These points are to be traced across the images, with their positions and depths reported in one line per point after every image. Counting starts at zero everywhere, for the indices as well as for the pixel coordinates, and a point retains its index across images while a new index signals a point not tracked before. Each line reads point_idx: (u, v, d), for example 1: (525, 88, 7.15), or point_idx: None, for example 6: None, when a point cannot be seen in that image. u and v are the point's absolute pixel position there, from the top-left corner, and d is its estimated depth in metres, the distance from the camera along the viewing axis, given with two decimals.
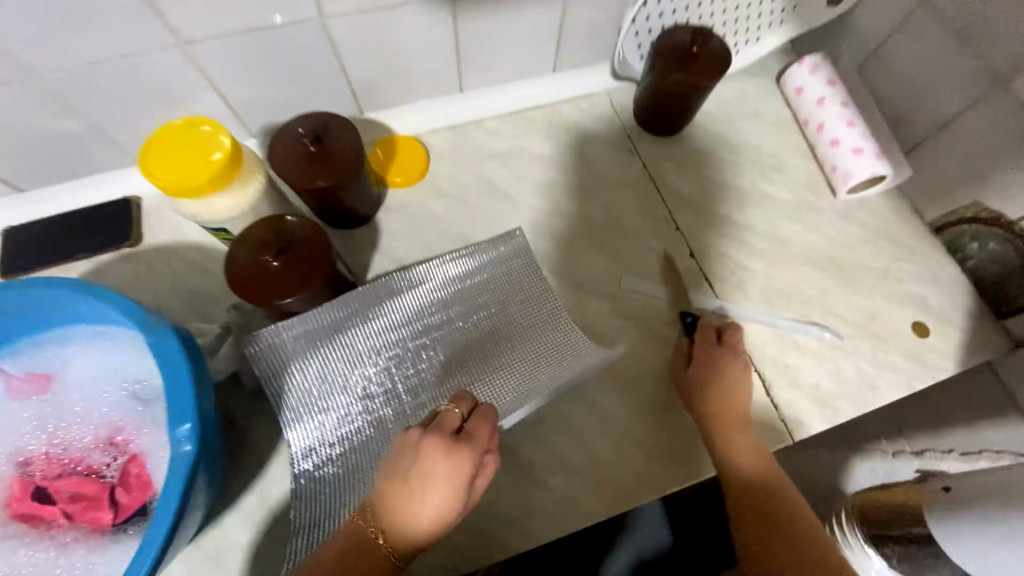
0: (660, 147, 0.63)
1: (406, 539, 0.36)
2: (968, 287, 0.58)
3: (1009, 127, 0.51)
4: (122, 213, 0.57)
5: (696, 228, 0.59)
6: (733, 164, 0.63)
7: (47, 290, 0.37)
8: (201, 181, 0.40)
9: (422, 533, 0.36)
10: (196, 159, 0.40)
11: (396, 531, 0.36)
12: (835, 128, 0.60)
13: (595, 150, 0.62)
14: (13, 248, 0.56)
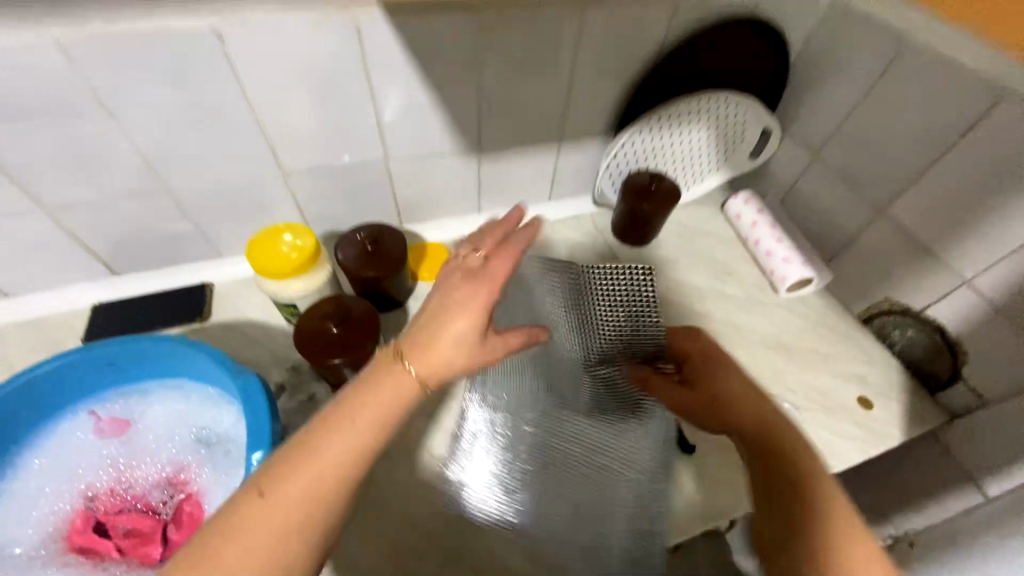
0: (635, 254, 0.79)
1: (429, 362, 0.36)
2: (898, 367, 0.72)
3: (895, 241, 0.68)
4: (197, 295, 0.69)
5: (669, 317, 0.73)
6: (694, 268, 0.79)
7: (156, 344, 0.47)
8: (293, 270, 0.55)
9: (443, 368, 0.36)
10: (282, 255, 0.55)
11: (426, 352, 0.36)
12: (768, 243, 0.78)
13: (583, 255, 0.79)
14: (100, 321, 0.66)
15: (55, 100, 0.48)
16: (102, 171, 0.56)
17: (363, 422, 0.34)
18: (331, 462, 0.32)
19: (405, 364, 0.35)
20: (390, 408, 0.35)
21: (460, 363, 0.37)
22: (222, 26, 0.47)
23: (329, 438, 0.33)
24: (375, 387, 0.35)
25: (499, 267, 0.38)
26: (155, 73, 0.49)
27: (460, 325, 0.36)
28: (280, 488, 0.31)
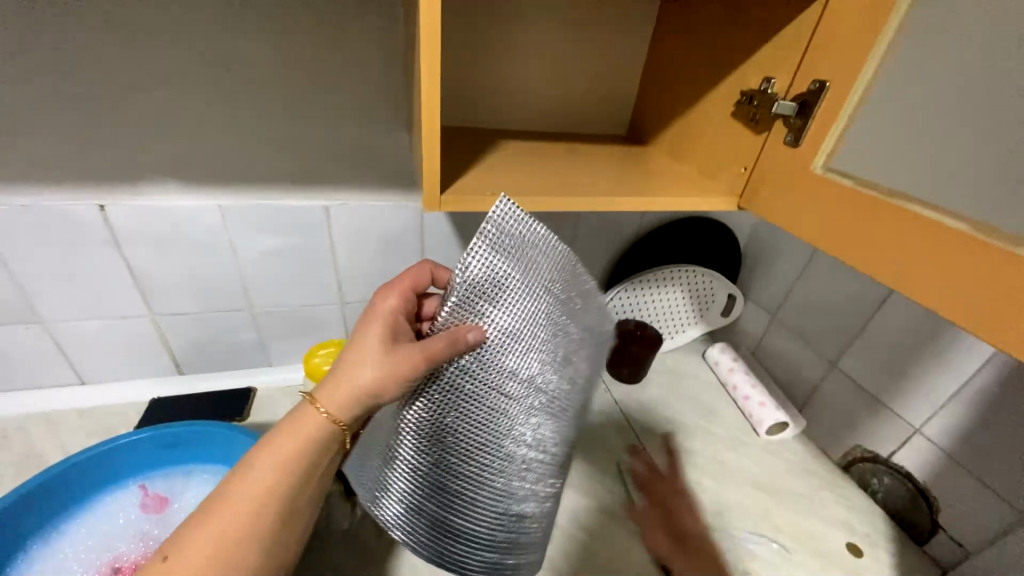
0: (627, 390, 0.90)
1: (331, 401, 0.42)
2: (882, 516, 0.75)
3: (849, 393, 0.79)
4: (243, 396, 0.79)
5: (659, 449, 0.79)
6: (680, 406, 0.88)
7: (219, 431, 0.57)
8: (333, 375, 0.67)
9: (346, 397, 0.41)
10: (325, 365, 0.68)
11: (332, 394, 0.42)
12: (743, 388, 0.89)
13: None
14: (154, 413, 0.75)
15: (199, 243, 0.67)
16: (207, 292, 0.72)
17: (275, 465, 0.41)
18: (257, 497, 0.40)
19: (316, 407, 0.42)
20: (298, 449, 0.42)
21: (370, 384, 0.40)
22: (331, 205, 0.69)
23: (251, 481, 0.40)
24: (291, 433, 0.42)
25: (381, 308, 0.46)
26: (274, 225, 0.68)
27: (357, 355, 0.42)
28: (221, 517, 0.39)
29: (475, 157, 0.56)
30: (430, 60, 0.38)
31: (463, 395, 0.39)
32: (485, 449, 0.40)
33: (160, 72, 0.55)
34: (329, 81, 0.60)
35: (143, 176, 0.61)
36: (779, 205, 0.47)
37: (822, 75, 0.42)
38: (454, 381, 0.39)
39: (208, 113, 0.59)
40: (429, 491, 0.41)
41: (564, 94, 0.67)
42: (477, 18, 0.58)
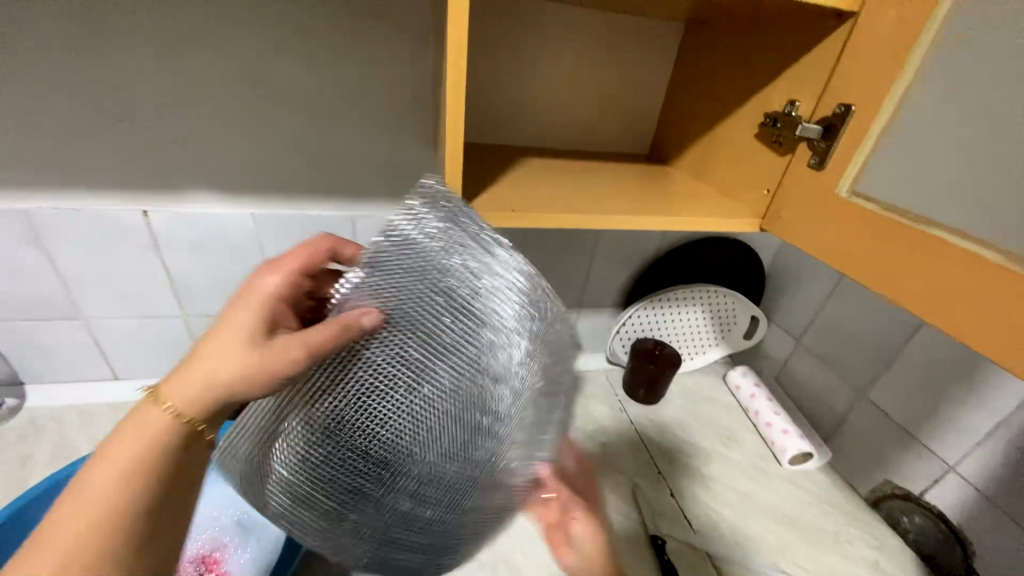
0: (644, 411, 0.88)
1: (182, 397, 0.38)
2: (916, 559, 0.71)
3: (880, 425, 0.75)
4: None
5: (675, 473, 0.77)
6: (698, 430, 0.86)
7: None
8: None
9: (200, 390, 0.38)
10: None
11: (184, 387, 0.38)
12: (766, 414, 0.86)
13: (594, 405, 0.88)
14: None
15: (231, 249, 0.70)
16: None
17: (113, 474, 0.36)
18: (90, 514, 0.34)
19: (158, 403, 0.38)
20: (142, 453, 0.37)
21: (235, 376, 0.38)
22: (358, 216, 0.71)
23: (79, 495, 0.35)
24: (127, 438, 0.37)
25: (253, 288, 0.42)
26: (301, 234, 0.71)
27: (218, 342, 0.39)
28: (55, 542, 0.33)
29: (498, 173, 0.57)
30: (455, 82, 0.39)
31: (407, 361, 0.39)
32: (418, 431, 0.40)
33: (209, 88, 0.59)
34: (363, 99, 0.63)
35: (185, 184, 0.65)
36: (801, 228, 0.46)
37: (847, 99, 0.42)
38: (404, 346, 0.38)
39: (249, 127, 0.63)
40: (334, 442, 0.40)
41: (587, 113, 0.68)
42: (503, 40, 0.60)
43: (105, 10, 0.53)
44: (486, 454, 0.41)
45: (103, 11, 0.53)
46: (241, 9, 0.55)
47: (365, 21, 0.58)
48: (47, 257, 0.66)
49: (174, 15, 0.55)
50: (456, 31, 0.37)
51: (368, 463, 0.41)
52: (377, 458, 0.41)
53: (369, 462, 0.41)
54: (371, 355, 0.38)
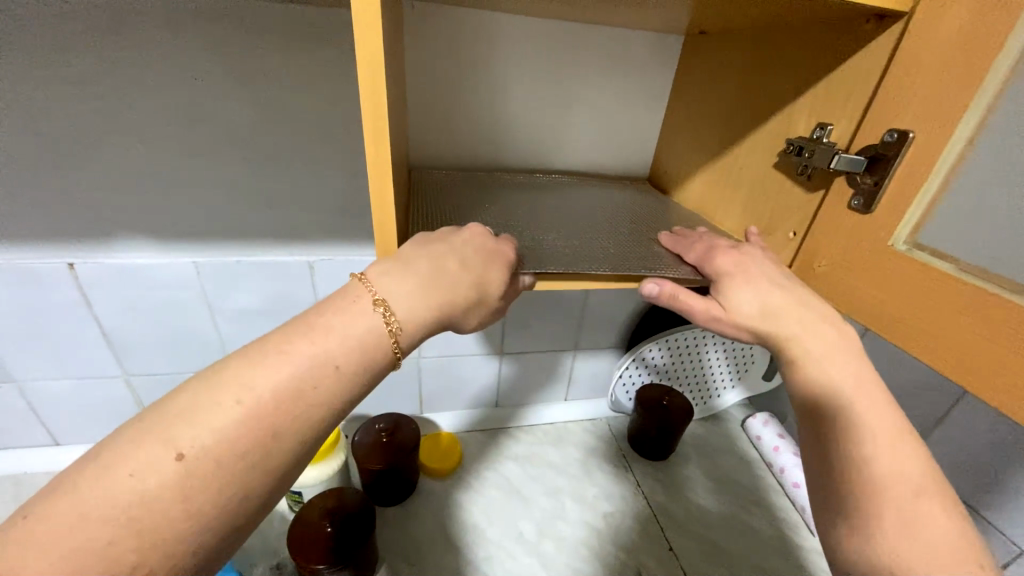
0: (651, 468, 0.79)
1: (393, 274, 0.33)
2: None
3: None
4: None
5: (687, 551, 0.68)
6: (713, 494, 0.76)
7: None
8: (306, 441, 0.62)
9: (407, 266, 0.33)
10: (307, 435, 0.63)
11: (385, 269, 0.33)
12: (793, 472, 0.75)
13: (596, 464, 0.79)
14: None
15: (170, 300, 0.62)
16: (181, 351, 0.66)
17: (351, 342, 0.30)
18: (332, 351, 0.29)
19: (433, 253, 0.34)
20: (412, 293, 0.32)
21: (430, 269, 0.33)
22: (314, 260, 0.62)
23: (306, 341, 0.29)
24: (333, 318, 0.31)
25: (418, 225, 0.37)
26: (250, 283, 0.62)
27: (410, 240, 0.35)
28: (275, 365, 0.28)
29: (464, 211, 0.48)
30: (372, 121, 0.28)
31: (539, 183, 0.58)
32: (547, 213, 0.50)
33: (128, 125, 0.51)
34: (310, 130, 0.55)
35: (111, 230, 0.57)
36: (844, 289, 0.36)
37: (900, 124, 0.32)
38: (534, 175, 0.60)
39: (180, 165, 0.55)
40: (482, 208, 0.49)
41: (571, 138, 0.59)
42: (471, 64, 0.53)
43: None
44: (604, 232, 0.48)
45: None
46: (158, 35, 0.48)
47: (306, 44, 0.51)
48: None
49: (82, 46, 0.47)
50: (365, 44, 0.26)
51: (499, 224, 0.46)
52: (509, 221, 0.47)
53: (503, 224, 0.47)
54: (508, 185, 0.56)
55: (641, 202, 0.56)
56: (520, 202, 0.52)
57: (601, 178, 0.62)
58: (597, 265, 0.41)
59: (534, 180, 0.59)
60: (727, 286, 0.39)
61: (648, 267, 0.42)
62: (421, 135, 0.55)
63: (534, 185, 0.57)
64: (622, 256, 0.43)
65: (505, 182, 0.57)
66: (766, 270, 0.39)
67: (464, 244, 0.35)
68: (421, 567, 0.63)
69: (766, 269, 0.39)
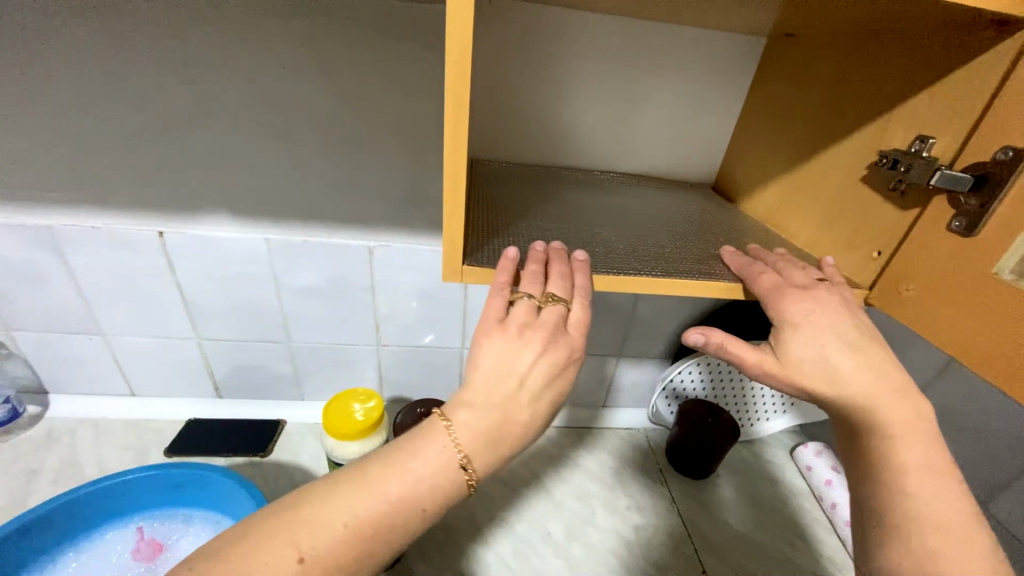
0: (689, 485, 0.76)
1: (470, 416, 0.36)
2: None
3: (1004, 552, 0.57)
4: (268, 429, 0.77)
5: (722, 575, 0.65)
6: (754, 521, 0.72)
7: (211, 478, 0.62)
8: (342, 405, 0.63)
9: (483, 408, 0.36)
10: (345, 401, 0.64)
11: (465, 404, 0.37)
12: (845, 509, 0.70)
13: (630, 473, 0.77)
14: (185, 436, 0.75)
15: (242, 273, 0.66)
16: (247, 321, 0.71)
17: (429, 476, 0.35)
18: (412, 492, 0.34)
19: (510, 373, 0.37)
20: (487, 426, 0.36)
21: (497, 414, 0.36)
22: (374, 246, 0.65)
23: (395, 479, 0.34)
24: (416, 458, 0.35)
25: (492, 310, 0.38)
26: (314, 263, 0.66)
27: (486, 349, 0.38)
28: (384, 486, 0.34)
29: (525, 207, 0.49)
30: (454, 113, 0.29)
31: (596, 180, 0.58)
32: (603, 210, 0.50)
33: (222, 107, 0.56)
34: (383, 119, 0.57)
35: (199, 205, 0.62)
36: (929, 315, 0.33)
37: (1017, 140, 0.29)
38: (592, 172, 0.59)
39: (262, 147, 0.59)
40: (536, 202, 0.50)
41: (637, 140, 0.58)
42: (542, 62, 0.53)
43: (117, 27, 0.51)
44: (660, 233, 0.47)
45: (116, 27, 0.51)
46: (256, 23, 0.51)
47: (387, 36, 0.53)
48: (68, 268, 0.65)
49: (191, 33, 0.52)
50: (454, 37, 0.27)
51: (554, 219, 0.47)
52: (564, 216, 0.48)
53: (557, 218, 0.47)
54: (565, 181, 0.56)
55: (702, 206, 0.55)
56: (576, 198, 0.52)
57: (663, 180, 0.61)
58: (650, 262, 0.41)
59: (592, 177, 0.58)
60: (786, 335, 0.37)
61: (697, 268, 0.41)
62: (488, 130, 0.56)
63: (590, 182, 0.57)
64: (673, 256, 0.43)
65: (562, 177, 0.57)
66: (839, 325, 0.36)
67: (532, 371, 0.37)
68: (451, 552, 0.64)
69: (837, 321, 0.37)
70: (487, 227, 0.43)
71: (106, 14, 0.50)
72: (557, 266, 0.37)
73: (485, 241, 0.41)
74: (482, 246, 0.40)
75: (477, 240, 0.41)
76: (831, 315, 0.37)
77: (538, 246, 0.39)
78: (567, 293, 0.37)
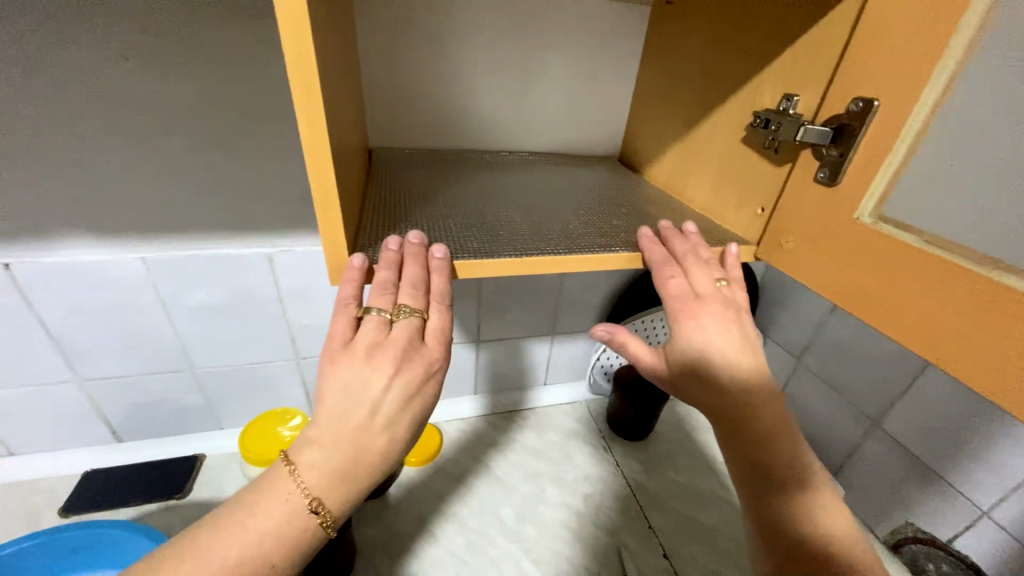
0: (631, 448, 0.79)
1: (318, 456, 0.34)
2: None
3: (895, 460, 0.64)
4: (185, 468, 0.70)
5: (666, 527, 0.69)
6: (691, 471, 0.76)
7: (115, 534, 0.56)
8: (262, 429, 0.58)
9: (331, 445, 0.34)
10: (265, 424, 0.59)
11: (312, 443, 0.34)
12: None
13: (577, 446, 0.79)
14: (82, 492, 0.66)
15: (121, 299, 0.58)
16: (139, 352, 0.63)
17: (273, 528, 0.32)
18: (256, 550, 0.32)
19: (360, 402, 0.34)
20: (336, 465, 0.34)
21: (346, 449, 0.34)
22: (274, 252, 0.59)
23: (230, 540, 0.32)
24: (257, 512, 0.33)
25: (338, 327, 0.35)
26: (206, 278, 0.59)
27: (333, 380, 0.35)
28: (218, 550, 0.31)
29: (427, 194, 0.46)
30: (303, 101, 0.26)
31: (503, 162, 0.56)
32: (509, 193, 0.49)
33: (56, 108, 0.47)
34: (261, 111, 0.52)
35: (49, 227, 0.53)
36: (808, 262, 0.35)
37: (866, 92, 0.31)
38: (498, 153, 0.58)
39: (116, 152, 0.51)
40: (437, 188, 0.48)
41: (538, 118, 0.57)
42: (430, 39, 0.50)
43: None
44: (566, 211, 0.46)
45: None
46: (83, 6, 0.44)
47: (249, 15, 0.47)
48: None
49: None
50: (286, 14, 0.23)
51: (456, 204, 0.45)
52: (467, 201, 0.46)
53: (460, 203, 0.45)
54: (470, 165, 0.54)
55: (608, 180, 0.55)
56: (480, 181, 0.50)
57: (571, 156, 0.60)
58: (554, 241, 0.40)
59: (498, 158, 0.57)
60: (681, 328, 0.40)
61: (600, 242, 0.41)
62: (380, 117, 0.52)
63: (497, 164, 0.55)
64: (577, 233, 0.42)
65: (467, 160, 0.55)
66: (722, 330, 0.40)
67: (385, 398, 0.34)
68: (399, 558, 0.62)
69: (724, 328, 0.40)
70: (383, 219, 0.40)
71: None
72: (410, 270, 0.34)
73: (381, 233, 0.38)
74: (375, 239, 0.37)
75: (371, 232, 0.38)
76: (719, 325, 0.40)
77: (390, 244, 0.35)
78: (419, 303, 0.35)
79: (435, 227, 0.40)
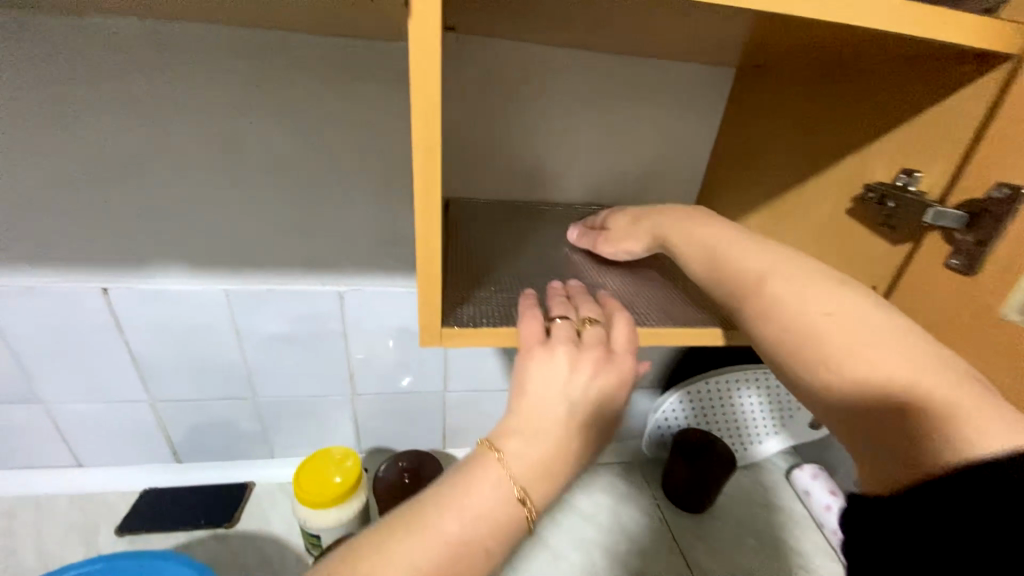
0: (690, 520, 0.73)
1: (523, 443, 0.30)
2: None
3: None
4: (235, 495, 0.70)
5: None
6: (759, 555, 0.69)
7: (168, 562, 0.56)
8: (316, 465, 0.58)
9: (538, 434, 0.30)
10: (319, 461, 0.58)
11: (514, 432, 0.31)
12: None
13: (629, 513, 0.74)
14: (138, 510, 0.68)
15: (200, 327, 0.61)
16: (207, 377, 0.65)
17: (490, 515, 0.28)
18: (474, 536, 0.28)
19: (564, 398, 0.31)
20: (552, 450, 0.31)
21: (554, 442, 0.31)
22: (345, 289, 0.61)
23: (454, 520, 0.28)
24: (471, 494, 0.29)
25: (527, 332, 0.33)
26: (279, 312, 0.61)
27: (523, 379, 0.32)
28: (436, 528, 0.27)
29: (506, 249, 0.46)
30: (422, 180, 0.27)
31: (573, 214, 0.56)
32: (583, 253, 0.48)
33: (169, 153, 0.51)
34: (349, 159, 0.54)
35: (147, 257, 0.57)
36: None
37: (1013, 177, 0.28)
38: (570, 203, 0.57)
39: (216, 193, 0.54)
40: (514, 243, 0.47)
41: (613, 173, 0.57)
42: (514, 96, 0.51)
43: (45, 71, 0.46)
44: (640, 281, 0.46)
45: (43, 74, 0.46)
46: (207, 65, 0.48)
47: (350, 72, 0.50)
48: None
49: (132, 74, 0.47)
50: (417, 102, 0.25)
51: (534, 263, 0.45)
52: (544, 260, 0.46)
53: (538, 262, 0.45)
54: (543, 218, 0.54)
55: None
56: (554, 238, 0.50)
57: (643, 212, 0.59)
58: (639, 317, 0.39)
59: (570, 210, 0.56)
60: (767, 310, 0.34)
61: (683, 321, 0.40)
62: (459, 170, 0.53)
63: (568, 215, 0.55)
64: (656, 308, 0.41)
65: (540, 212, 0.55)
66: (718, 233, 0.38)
67: (590, 397, 0.32)
68: None
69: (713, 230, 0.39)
70: (465, 274, 0.40)
71: (32, 57, 0.45)
72: (585, 300, 0.36)
73: (464, 290, 0.38)
74: (460, 297, 0.37)
75: (456, 288, 0.38)
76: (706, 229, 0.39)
77: (556, 285, 0.38)
78: (601, 314, 0.35)
79: (515, 287, 0.40)
